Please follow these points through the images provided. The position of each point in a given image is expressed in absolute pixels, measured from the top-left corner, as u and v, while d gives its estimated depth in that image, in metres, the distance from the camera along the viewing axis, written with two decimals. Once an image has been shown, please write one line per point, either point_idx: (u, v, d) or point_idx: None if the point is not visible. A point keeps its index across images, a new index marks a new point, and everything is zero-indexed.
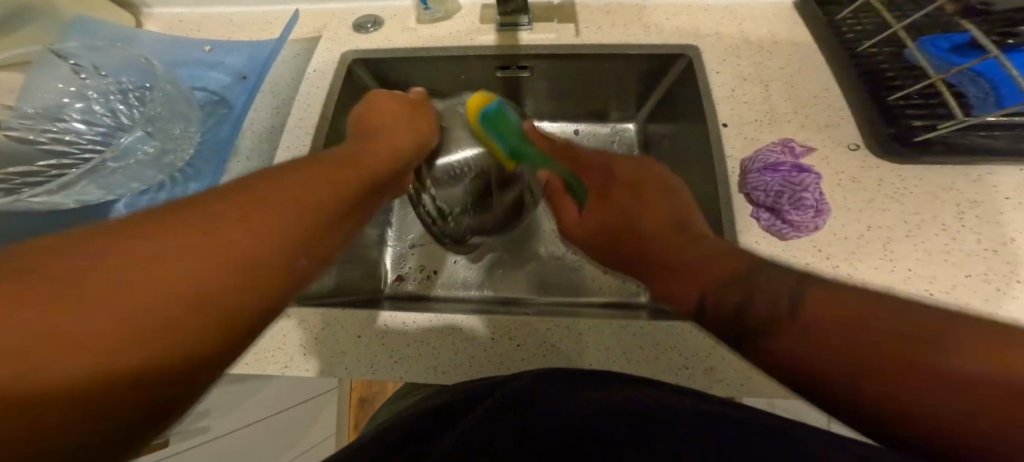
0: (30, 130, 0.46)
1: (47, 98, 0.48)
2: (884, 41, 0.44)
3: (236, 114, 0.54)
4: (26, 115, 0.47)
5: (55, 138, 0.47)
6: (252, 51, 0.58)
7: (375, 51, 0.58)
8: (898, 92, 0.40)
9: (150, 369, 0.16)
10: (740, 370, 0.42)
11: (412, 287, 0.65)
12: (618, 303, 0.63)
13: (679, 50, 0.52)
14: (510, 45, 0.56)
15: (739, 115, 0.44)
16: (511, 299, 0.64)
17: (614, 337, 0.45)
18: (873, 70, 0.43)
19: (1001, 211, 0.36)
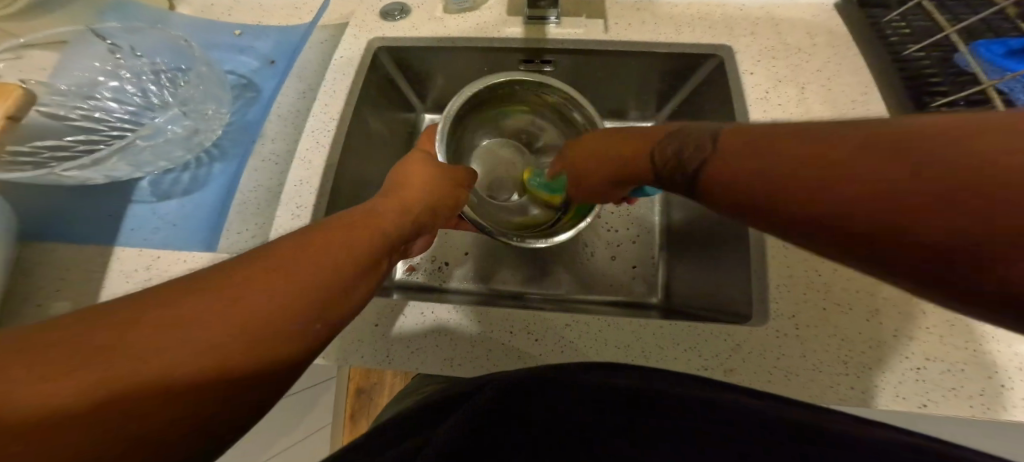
0: (62, 106, 0.46)
1: (82, 76, 0.49)
2: (929, 45, 0.43)
3: (264, 98, 0.54)
4: (60, 92, 0.47)
5: (86, 115, 0.48)
6: (282, 36, 0.58)
7: (402, 40, 0.58)
8: (941, 99, 0.39)
9: (168, 404, 0.17)
10: (763, 372, 0.41)
11: (423, 278, 0.65)
12: (629, 302, 0.62)
13: (712, 50, 0.51)
14: (538, 39, 0.56)
15: (772, 117, 0.43)
16: (522, 294, 0.63)
17: (633, 336, 0.44)
18: (917, 75, 0.41)
19: None
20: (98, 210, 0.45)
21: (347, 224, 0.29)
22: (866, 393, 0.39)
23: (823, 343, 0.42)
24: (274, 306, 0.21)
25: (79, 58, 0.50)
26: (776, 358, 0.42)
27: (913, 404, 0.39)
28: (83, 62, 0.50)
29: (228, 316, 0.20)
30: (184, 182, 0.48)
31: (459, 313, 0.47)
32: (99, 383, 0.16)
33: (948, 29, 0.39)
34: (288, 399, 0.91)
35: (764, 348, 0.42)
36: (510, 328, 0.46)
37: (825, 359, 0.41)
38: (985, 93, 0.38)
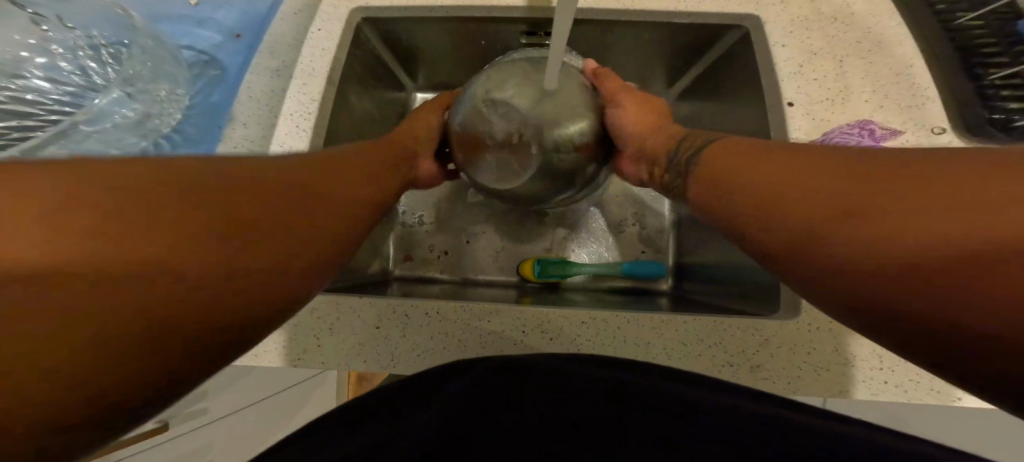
0: None
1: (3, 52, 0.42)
2: (988, 13, 0.38)
3: (229, 77, 0.47)
4: None
5: (14, 97, 0.41)
6: (247, 4, 0.51)
7: (388, 10, 0.51)
8: (996, 70, 0.36)
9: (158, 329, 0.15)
10: (790, 368, 0.39)
11: (421, 268, 0.61)
12: (640, 288, 0.60)
13: (735, 21, 0.46)
14: (541, 9, 0.51)
15: (808, 93, 0.40)
16: (522, 281, 0.60)
17: (655, 332, 0.41)
18: (970, 45, 0.38)
19: None
20: None
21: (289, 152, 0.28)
22: (900, 386, 0.38)
23: (859, 338, 0.39)
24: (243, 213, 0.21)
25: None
26: (807, 353, 0.39)
27: (947, 398, 0.37)
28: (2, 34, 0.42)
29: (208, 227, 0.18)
30: None
31: (467, 314, 0.42)
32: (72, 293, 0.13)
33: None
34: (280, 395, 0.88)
35: (794, 342, 0.39)
36: (522, 327, 0.42)
37: (858, 353, 0.39)
38: None
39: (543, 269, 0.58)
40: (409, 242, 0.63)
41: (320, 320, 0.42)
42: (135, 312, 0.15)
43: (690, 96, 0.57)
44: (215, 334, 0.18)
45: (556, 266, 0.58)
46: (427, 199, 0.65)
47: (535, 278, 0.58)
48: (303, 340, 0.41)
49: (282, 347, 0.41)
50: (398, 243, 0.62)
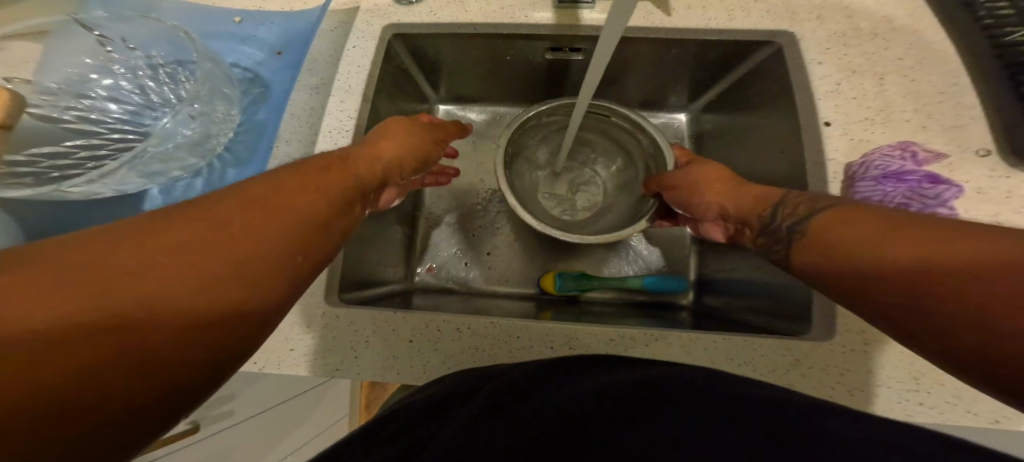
0: (53, 106, 0.42)
1: (70, 72, 0.44)
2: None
3: (273, 95, 0.50)
4: (48, 90, 0.42)
5: (81, 117, 0.43)
6: (288, 23, 0.53)
7: (419, 28, 0.53)
8: None
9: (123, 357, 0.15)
10: (824, 390, 0.38)
11: (446, 278, 0.62)
12: (662, 302, 0.60)
13: (769, 37, 0.46)
14: (570, 26, 0.51)
15: (844, 113, 0.39)
16: (543, 294, 0.60)
17: (683, 351, 0.41)
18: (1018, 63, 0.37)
19: None
20: (107, 220, 0.43)
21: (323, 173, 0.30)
22: (936, 409, 0.37)
23: (895, 358, 0.38)
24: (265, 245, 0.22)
25: (65, 52, 0.44)
26: (841, 373, 0.38)
27: (985, 421, 0.36)
28: (64, 54, 0.44)
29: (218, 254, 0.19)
30: (196, 190, 0.45)
31: (498, 329, 0.43)
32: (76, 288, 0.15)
33: None
34: (302, 395, 0.90)
35: (828, 363, 0.39)
36: (551, 343, 0.42)
37: (894, 376, 0.38)
38: None
39: (565, 281, 0.58)
40: (435, 253, 0.64)
41: (356, 332, 0.43)
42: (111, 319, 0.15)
43: (716, 109, 0.57)
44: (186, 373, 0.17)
45: (577, 279, 0.58)
46: (452, 210, 0.66)
47: (555, 291, 0.58)
48: (340, 351, 0.43)
49: (320, 358, 0.43)
50: (424, 253, 0.64)
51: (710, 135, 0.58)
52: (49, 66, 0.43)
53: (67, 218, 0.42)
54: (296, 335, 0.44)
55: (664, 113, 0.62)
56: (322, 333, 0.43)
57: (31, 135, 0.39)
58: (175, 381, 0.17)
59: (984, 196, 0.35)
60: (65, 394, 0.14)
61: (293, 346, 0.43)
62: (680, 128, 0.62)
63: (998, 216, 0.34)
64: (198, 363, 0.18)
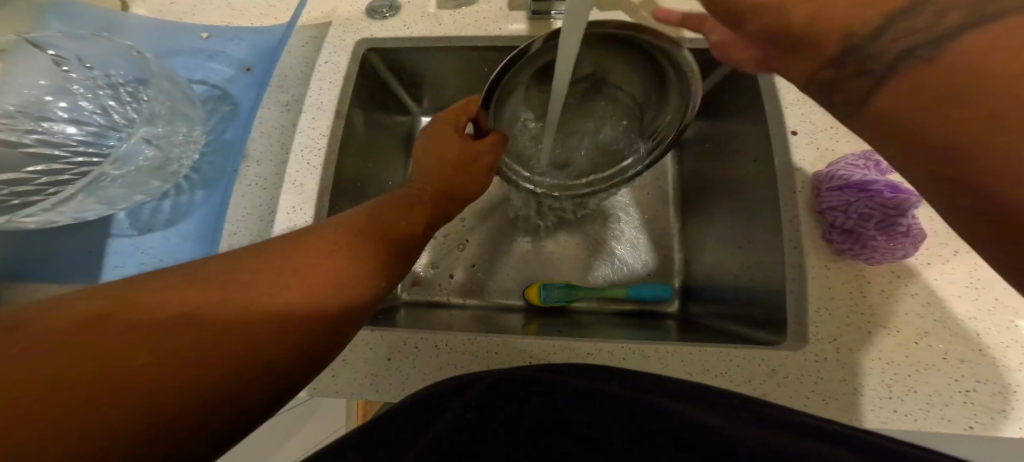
0: (11, 130, 0.41)
1: (27, 94, 0.43)
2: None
3: (241, 112, 0.49)
4: (6, 113, 0.41)
5: (42, 140, 0.42)
6: (257, 42, 0.54)
7: (392, 41, 0.52)
8: None
9: (138, 401, 0.16)
10: (800, 399, 0.38)
11: (431, 292, 0.61)
12: (646, 311, 0.60)
13: None
14: (543, 36, 0.51)
15: (811, 121, 0.42)
16: (528, 305, 0.60)
17: (660, 362, 0.41)
18: None
19: None
20: (74, 245, 0.42)
21: (362, 213, 0.31)
22: (909, 415, 0.37)
23: (868, 365, 0.39)
24: (291, 288, 0.22)
25: (20, 72, 0.43)
26: (814, 381, 0.39)
27: (959, 427, 0.36)
28: (22, 76, 0.43)
29: (236, 301, 0.20)
30: (164, 212, 0.44)
31: (476, 345, 0.43)
32: (97, 340, 0.16)
33: None
34: (291, 412, 0.89)
35: (802, 371, 0.39)
36: (528, 357, 0.42)
37: (867, 383, 0.38)
38: None
39: (550, 291, 0.57)
40: (418, 267, 0.63)
41: (334, 351, 0.43)
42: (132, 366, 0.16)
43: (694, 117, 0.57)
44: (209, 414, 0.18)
45: (563, 289, 0.57)
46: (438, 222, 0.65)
47: (538, 301, 0.58)
48: None
49: None
50: (408, 266, 0.63)
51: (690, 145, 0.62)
52: (7, 91, 0.42)
53: (40, 239, 0.43)
54: None
55: None
56: None
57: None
58: (197, 416, 0.17)
59: None
60: (80, 445, 0.14)
61: None
62: None
63: None
64: (221, 405, 0.18)
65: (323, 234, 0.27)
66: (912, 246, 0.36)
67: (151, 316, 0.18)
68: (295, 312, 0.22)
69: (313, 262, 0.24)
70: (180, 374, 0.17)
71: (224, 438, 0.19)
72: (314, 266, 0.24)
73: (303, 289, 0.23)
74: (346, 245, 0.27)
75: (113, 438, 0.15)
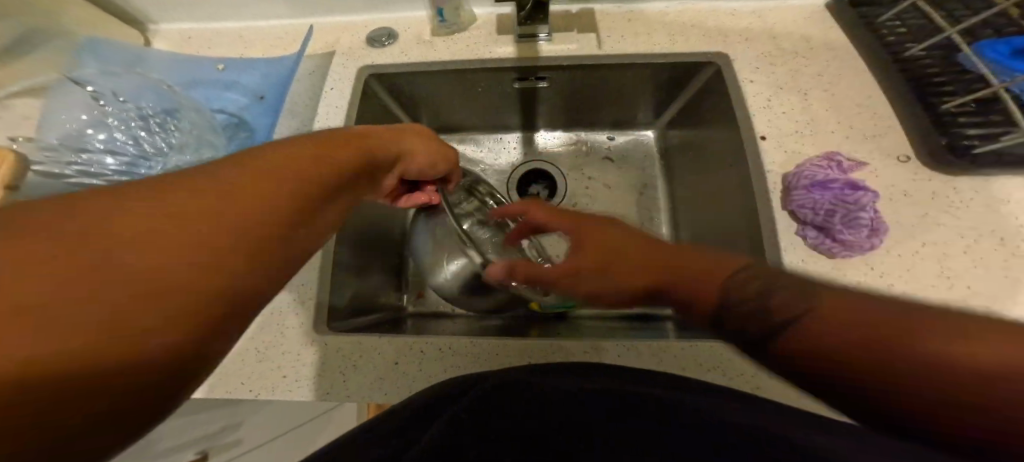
0: (57, 163, 0.47)
1: (70, 129, 0.50)
2: (932, 44, 0.44)
3: (257, 137, 0.53)
4: (52, 146, 0.48)
5: (81, 170, 0.48)
6: (270, 71, 0.58)
7: (391, 67, 0.57)
8: (949, 101, 0.40)
9: (97, 364, 0.15)
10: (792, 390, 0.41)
11: (435, 304, 0.64)
12: (644, 315, 0.62)
13: (707, 60, 0.51)
14: (530, 57, 0.55)
15: (778, 127, 0.44)
16: (528, 314, 0.61)
17: (655, 359, 0.44)
18: (918, 77, 0.42)
19: None
20: None
21: (301, 141, 0.27)
22: None
23: None
24: (246, 220, 0.20)
25: (66, 111, 0.50)
26: None
27: None
28: (69, 113, 0.50)
29: (179, 245, 0.17)
30: None
31: (478, 347, 0.46)
32: (23, 303, 0.14)
33: (950, 30, 0.40)
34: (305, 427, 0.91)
35: None
36: (529, 358, 0.45)
37: None
38: (992, 95, 0.39)
39: None
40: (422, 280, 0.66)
41: (345, 357, 0.46)
42: (78, 335, 0.14)
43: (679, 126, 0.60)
44: (179, 369, 0.17)
45: None
46: None
47: (538, 308, 0.61)
48: (331, 376, 0.45)
49: (312, 384, 0.45)
50: (412, 280, 0.66)
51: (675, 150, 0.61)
52: (56, 126, 0.49)
53: None
54: (290, 364, 0.46)
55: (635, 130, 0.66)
56: (316, 359, 0.46)
57: (40, 192, 0.45)
58: (160, 374, 0.16)
59: (903, 196, 0.38)
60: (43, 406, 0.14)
61: (288, 373, 0.45)
62: (649, 145, 0.66)
63: (923, 219, 0.38)
64: (188, 360, 0.17)
65: (259, 158, 0.23)
66: (879, 238, 0.37)
67: (81, 278, 0.15)
68: (251, 252, 0.20)
69: (261, 191, 0.21)
70: (130, 336, 0.15)
71: (189, 381, 0.18)
72: (284, 194, 0.22)
73: (259, 225, 0.20)
74: (288, 172, 0.24)
75: (78, 403, 0.15)
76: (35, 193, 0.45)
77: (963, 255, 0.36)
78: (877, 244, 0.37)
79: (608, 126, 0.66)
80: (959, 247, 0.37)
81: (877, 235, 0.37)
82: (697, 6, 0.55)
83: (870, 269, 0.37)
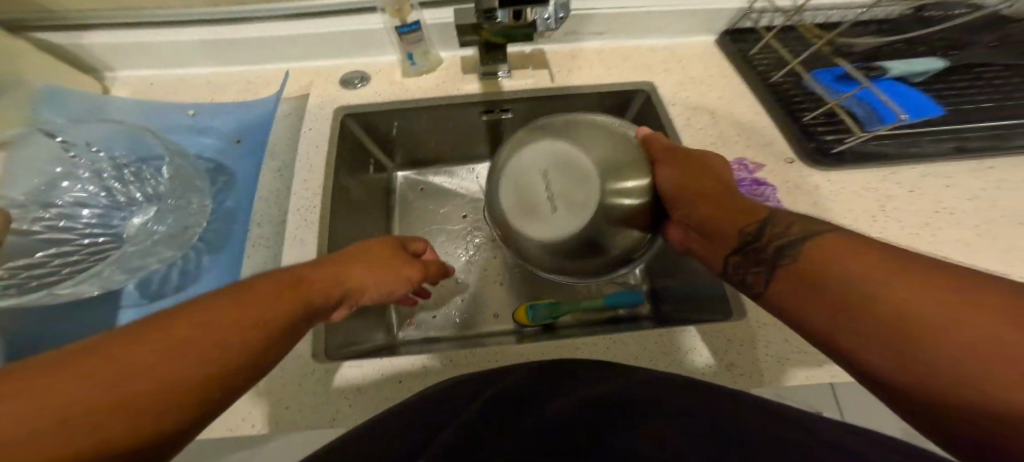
0: (23, 220, 0.45)
1: (37, 184, 0.48)
2: (787, 72, 0.59)
3: (238, 180, 0.55)
4: (17, 203, 0.46)
5: (51, 226, 0.47)
6: (246, 117, 0.61)
7: (366, 107, 0.62)
8: (807, 114, 0.54)
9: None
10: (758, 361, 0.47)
11: (427, 331, 0.66)
12: (623, 317, 0.68)
13: (637, 87, 0.63)
14: (494, 92, 0.63)
15: (697, 140, 0.55)
16: (519, 328, 0.66)
17: (639, 341, 0.51)
18: (784, 98, 0.56)
19: (908, 202, 0.48)
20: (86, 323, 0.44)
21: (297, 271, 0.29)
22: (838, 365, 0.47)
23: None
24: (234, 331, 0.21)
25: (32, 164, 0.49)
26: (763, 344, 0.49)
27: None
28: (34, 167, 0.49)
29: (186, 351, 0.19)
30: (173, 280, 0.47)
31: (476, 355, 0.51)
32: (58, 391, 0.15)
33: (795, 62, 0.55)
34: None
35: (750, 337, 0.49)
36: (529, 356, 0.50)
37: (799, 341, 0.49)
38: (834, 109, 0.53)
39: (536, 309, 0.65)
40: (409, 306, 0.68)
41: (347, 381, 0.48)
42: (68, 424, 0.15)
43: None
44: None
45: (546, 308, 0.65)
46: None
47: (527, 322, 0.65)
48: (335, 401, 0.47)
49: (316, 410, 0.46)
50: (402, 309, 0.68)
51: None
52: (19, 179, 0.48)
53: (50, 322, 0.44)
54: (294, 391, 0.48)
55: None
56: (317, 388, 0.48)
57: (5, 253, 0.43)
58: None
59: (795, 190, 0.50)
60: None
61: (289, 404, 0.47)
62: None
63: (811, 205, 0.49)
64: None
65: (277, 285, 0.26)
66: None
67: (108, 364, 0.17)
68: (247, 366, 0.22)
69: (266, 315, 0.24)
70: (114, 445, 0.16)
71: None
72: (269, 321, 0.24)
73: (247, 346, 0.22)
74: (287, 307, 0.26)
75: None
76: (10, 251, 0.44)
77: None
78: None
79: None
80: (846, 226, 0.47)
81: None
82: (626, 45, 0.68)
83: None
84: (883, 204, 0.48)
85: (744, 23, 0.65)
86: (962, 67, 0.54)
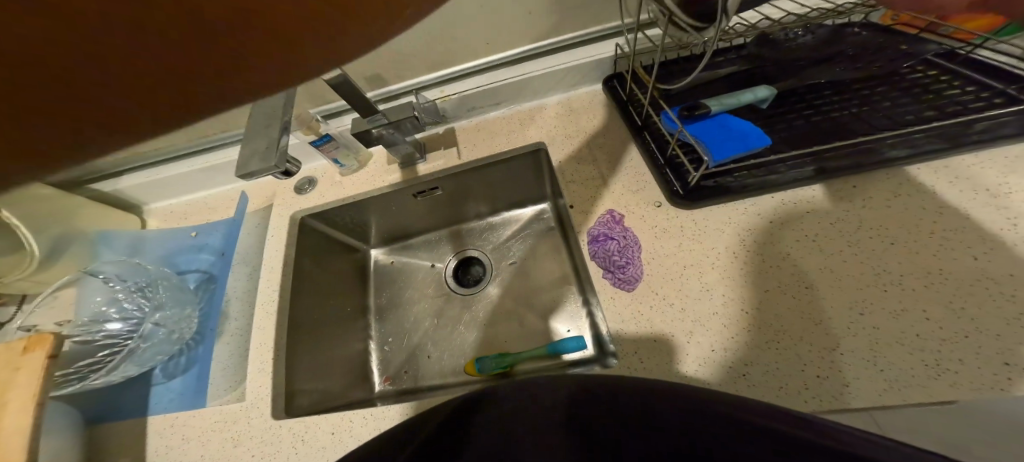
0: (88, 333, 0.64)
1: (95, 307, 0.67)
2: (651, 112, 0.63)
3: (221, 285, 0.71)
4: (82, 323, 0.65)
5: (103, 335, 0.64)
6: (229, 231, 0.77)
7: (316, 207, 0.75)
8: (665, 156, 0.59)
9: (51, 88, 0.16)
10: (840, 373, 0.41)
11: (403, 385, 0.74)
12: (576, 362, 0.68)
13: (535, 146, 0.71)
14: (413, 178, 0.74)
15: (580, 197, 0.61)
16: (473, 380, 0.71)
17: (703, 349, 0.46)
18: (648, 140, 0.61)
19: (769, 233, 0.51)
20: (123, 402, 0.62)
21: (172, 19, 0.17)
22: (944, 379, 0.39)
23: (877, 330, 0.43)
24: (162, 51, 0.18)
25: (92, 292, 0.68)
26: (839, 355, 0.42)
27: (987, 387, 0.38)
28: (92, 296, 0.68)
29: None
30: (182, 363, 0.66)
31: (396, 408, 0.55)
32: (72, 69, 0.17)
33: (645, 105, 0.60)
34: None
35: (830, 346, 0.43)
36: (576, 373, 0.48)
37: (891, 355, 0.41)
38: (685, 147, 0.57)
39: (480, 362, 0.69)
40: (386, 365, 0.77)
41: (293, 433, 0.55)
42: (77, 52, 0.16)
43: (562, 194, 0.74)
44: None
45: (493, 360, 0.69)
46: (396, 325, 0.81)
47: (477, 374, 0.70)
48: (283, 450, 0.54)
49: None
50: (377, 369, 0.77)
51: (562, 215, 0.78)
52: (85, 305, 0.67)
53: (104, 404, 0.63)
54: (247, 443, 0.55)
55: (533, 206, 0.86)
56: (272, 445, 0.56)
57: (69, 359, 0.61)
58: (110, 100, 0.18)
59: (663, 234, 0.54)
60: None
61: None
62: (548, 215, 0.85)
63: (677, 245, 0.53)
64: None
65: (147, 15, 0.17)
66: (637, 268, 0.53)
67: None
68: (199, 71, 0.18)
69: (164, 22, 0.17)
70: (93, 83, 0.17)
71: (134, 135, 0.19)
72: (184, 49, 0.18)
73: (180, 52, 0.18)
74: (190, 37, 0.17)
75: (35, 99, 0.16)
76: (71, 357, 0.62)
77: (712, 271, 0.50)
78: (641, 273, 0.53)
79: (502, 204, 0.85)
80: (706, 264, 0.51)
81: (634, 266, 0.53)
82: (524, 109, 0.76)
83: (653, 294, 0.51)
84: (745, 236, 0.52)
85: (608, 70, 0.71)
86: (810, 85, 0.58)
